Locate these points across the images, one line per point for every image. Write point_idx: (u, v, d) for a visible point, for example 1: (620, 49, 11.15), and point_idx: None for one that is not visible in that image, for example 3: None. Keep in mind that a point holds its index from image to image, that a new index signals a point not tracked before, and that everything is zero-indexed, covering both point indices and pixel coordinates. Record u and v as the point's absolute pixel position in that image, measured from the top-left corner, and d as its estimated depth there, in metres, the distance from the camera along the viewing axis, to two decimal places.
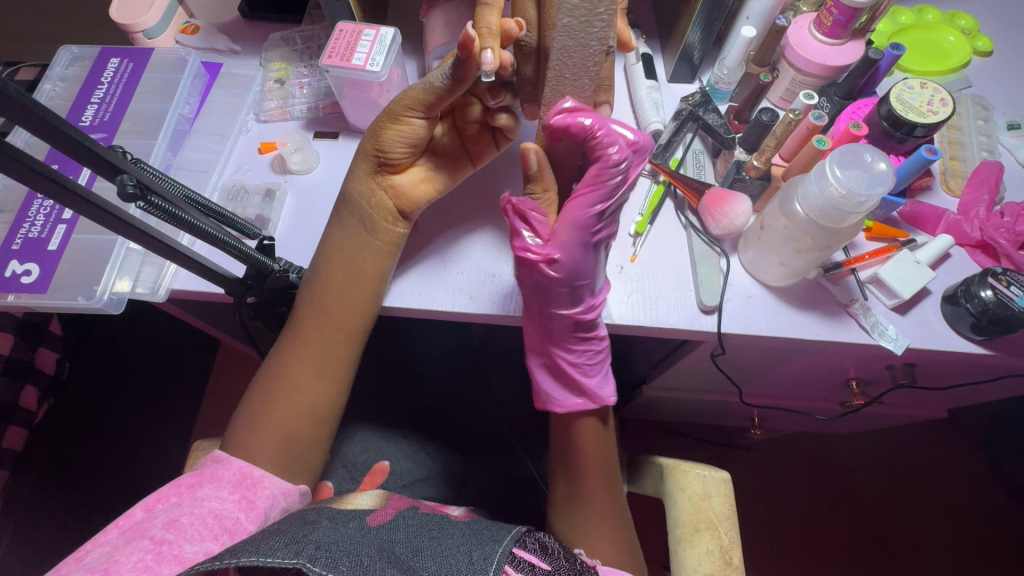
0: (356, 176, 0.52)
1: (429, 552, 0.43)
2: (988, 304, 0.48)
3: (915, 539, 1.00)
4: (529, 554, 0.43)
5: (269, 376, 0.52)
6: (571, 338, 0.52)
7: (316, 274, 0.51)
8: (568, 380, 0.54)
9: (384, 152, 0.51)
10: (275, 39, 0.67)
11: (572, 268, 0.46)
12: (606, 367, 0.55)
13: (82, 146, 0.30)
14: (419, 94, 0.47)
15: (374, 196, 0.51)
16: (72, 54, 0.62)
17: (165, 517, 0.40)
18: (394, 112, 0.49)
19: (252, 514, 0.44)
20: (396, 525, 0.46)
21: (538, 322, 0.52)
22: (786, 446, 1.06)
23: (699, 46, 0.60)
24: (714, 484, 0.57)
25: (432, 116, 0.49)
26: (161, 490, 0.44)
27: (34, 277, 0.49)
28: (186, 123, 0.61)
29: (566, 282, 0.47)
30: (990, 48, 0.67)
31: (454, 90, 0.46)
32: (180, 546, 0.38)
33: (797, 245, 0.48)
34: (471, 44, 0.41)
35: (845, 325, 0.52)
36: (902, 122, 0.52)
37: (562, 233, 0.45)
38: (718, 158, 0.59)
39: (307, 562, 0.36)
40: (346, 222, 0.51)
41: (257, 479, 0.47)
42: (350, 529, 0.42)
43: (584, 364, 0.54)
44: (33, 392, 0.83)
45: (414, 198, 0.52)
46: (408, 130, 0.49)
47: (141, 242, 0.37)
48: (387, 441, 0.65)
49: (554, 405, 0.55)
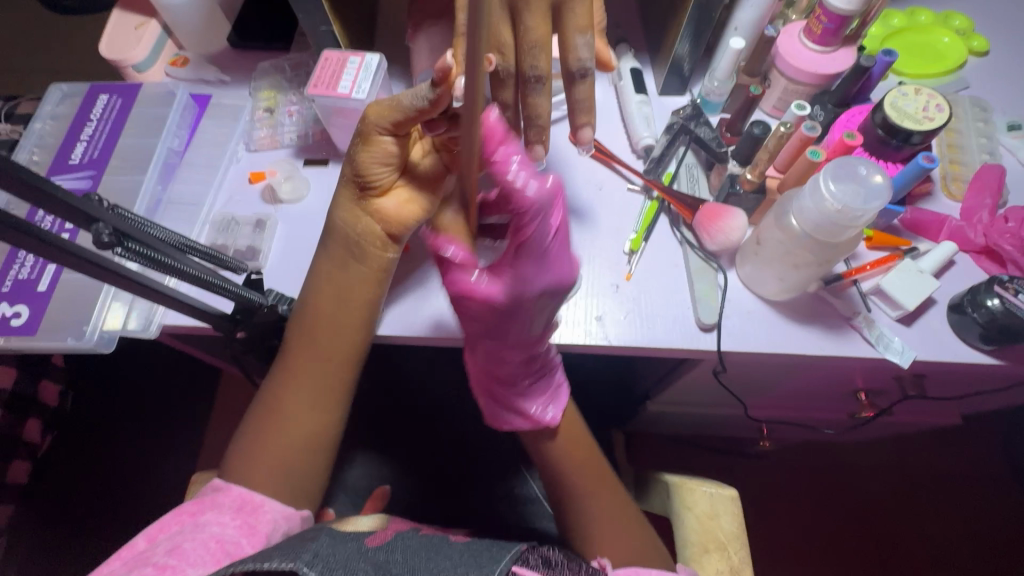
0: (340, 203, 0.51)
1: (425, 569, 0.41)
2: (996, 312, 0.46)
3: (936, 549, 0.97)
4: (530, 571, 0.42)
5: (262, 408, 0.51)
6: (515, 377, 0.49)
7: (303, 306, 0.50)
8: (508, 407, 0.51)
9: (362, 175, 0.50)
10: (265, 67, 0.67)
11: (513, 315, 0.40)
12: (552, 388, 0.52)
13: (56, 199, 0.29)
14: (386, 111, 0.47)
15: (359, 222, 0.51)
16: (62, 92, 0.63)
17: (167, 544, 0.39)
18: (365, 135, 0.49)
19: (254, 539, 0.43)
20: (395, 546, 0.45)
21: (482, 364, 0.48)
22: (798, 456, 1.04)
23: (688, 58, 0.59)
24: (722, 502, 0.56)
25: (402, 133, 0.49)
26: (164, 519, 0.43)
27: (23, 319, 0.49)
28: (175, 156, 0.61)
29: (509, 326, 0.42)
30: (986, 47, 0.66)
31: (424, 112, 0.46)
32: (183, 570, 0.37)
33: (795, 260, 0.47)
34: (445, 72, 0.41)
35: (849, 338, 0.50)
36: (898, 130, 0.51)
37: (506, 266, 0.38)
38: (711, 172, 0.58)
39: (303, 566, 0.36)
40: (332, 250, 0.51)
41: (258, 503, 0.46)
42: (347, 547, 0.41)
43: (528, 391, 0.51)
44: (37, 425, 0.84)
45: (401, 221, 0.51)
46: (381, 150, 0.49)
47: (127, 288, 0.36)
48: (389, 468, 0.65)
49: (502, 423, 0.53)
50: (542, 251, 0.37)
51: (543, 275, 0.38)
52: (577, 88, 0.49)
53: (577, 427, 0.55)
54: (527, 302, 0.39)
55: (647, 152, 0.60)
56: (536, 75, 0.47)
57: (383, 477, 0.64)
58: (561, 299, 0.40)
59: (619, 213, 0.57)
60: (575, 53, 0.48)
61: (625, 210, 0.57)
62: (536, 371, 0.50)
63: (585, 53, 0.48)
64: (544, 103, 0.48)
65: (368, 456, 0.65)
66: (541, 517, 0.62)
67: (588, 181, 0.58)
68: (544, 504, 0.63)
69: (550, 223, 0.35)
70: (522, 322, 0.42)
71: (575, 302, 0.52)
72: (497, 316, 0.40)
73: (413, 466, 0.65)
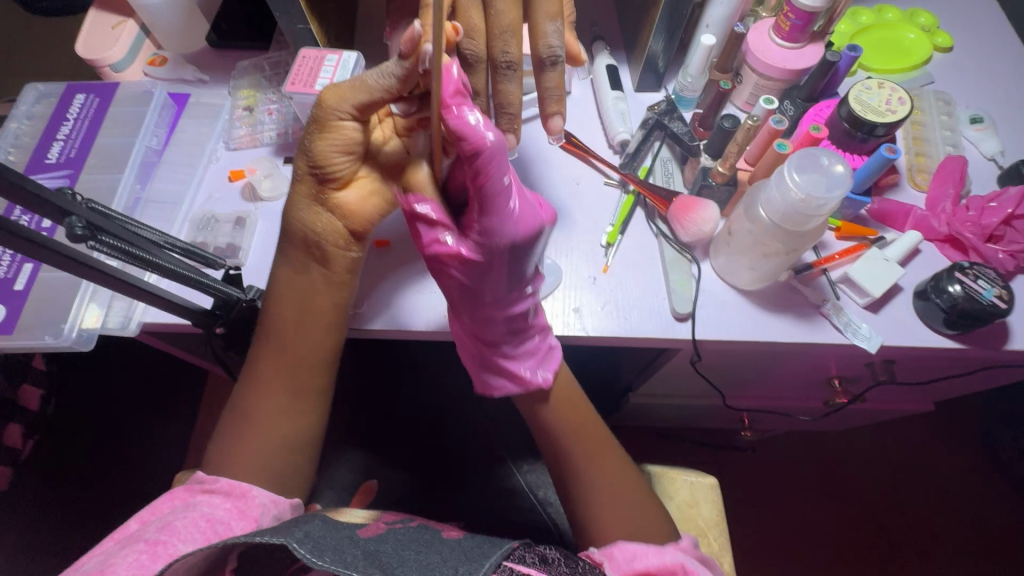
0: (296, 200, 0.50)
1: (414, 561, 0.41)
2: (957, 298, 0.48)
3: (917, 534, 0.99)
4: (527, 567, 0.42)
5: (240, 406, 0.51)
6: (502, 332, 0.48)
7: (270, 310, 0.50)
8: (500, 368, 0.50)
9: (321, 166, 0.49)
10: (244, 66, 0.67)
11: (485, 264, 0.42)
12: (545, 351, 0.51)
13: (27, 193, 0.30)
14: (346, 93, 0.47)
15: (320, 220, 0.50)
16: (38, 92, 0.62)
17: (159, 522, 0.42)
18: (322, 121, 0.48)
19: (244, 522, 0.44)
20: (386, 538, 0.45)
21: (470, 320, 0.47)
22: (782, 446, 1.06)
23: (663, 55, 0.61)
24: (701, 490, 0.59)
25: (362, 117, 0.49)
26: (155, 504, 0.45)
27: (0, 318, 0.48)
28: (155, 155, 0.61)
29: (485, 275, 0.42)
30: (950, 43, 0.68)
31: (389, 90, 0.46)
32: (174, 546, 0.39)
33: (765, 249, 0.48)
34: (415, 41, 0.43)
35: (818, 325, 0.52)
36: (863, 123, 0.52)
37: (474, 217, 0.40)
38: (686, 166, 0.59)
39: (293, 541, 0.37)
40: (290, 256, 0.50)
41: (246, 488, 0.47)
42: (339, 533, 0.42)
43: (517, 353, 0.50)
44: (17, 429, 0.84)
45: (363, 217, 0.51)
46: (341, 137, 0.49)
47: (103, 282, 0.37)
48: (373, 463, 0.65)
49: (492, 389, 0.52)
50: (495, 197, 0.38)
51: (507, 228, 0.40)
52: (547, 75, 0.50)
53: (570, 388, 0.54)
54: (494, 251, 0.41)
55: (624, 147, 0.61)
56: (506, 62, 0.48)
57: (368, 471, 0.65)
58: (530, 249, 0.41)
59: (596, 206, 0.58)
60: (545, 40, 0.49)
61: (601, 204, 0.58)
62: (526, 329, 0.49)
63: (556, 40, 0.49)
64: (515, 90, 0.49)
65: (353, 451, 0.66)
66: (527, 510, 0.62)
67: (565, 176, 0.59)
68: (530, 497, 0.63)
69: (507, 166, 0.37)
70: (497, 267, 0.42)
71: (552, 295, 0.53)
72: (471, 268, 0.42)
73: (399, 461, 0.65)
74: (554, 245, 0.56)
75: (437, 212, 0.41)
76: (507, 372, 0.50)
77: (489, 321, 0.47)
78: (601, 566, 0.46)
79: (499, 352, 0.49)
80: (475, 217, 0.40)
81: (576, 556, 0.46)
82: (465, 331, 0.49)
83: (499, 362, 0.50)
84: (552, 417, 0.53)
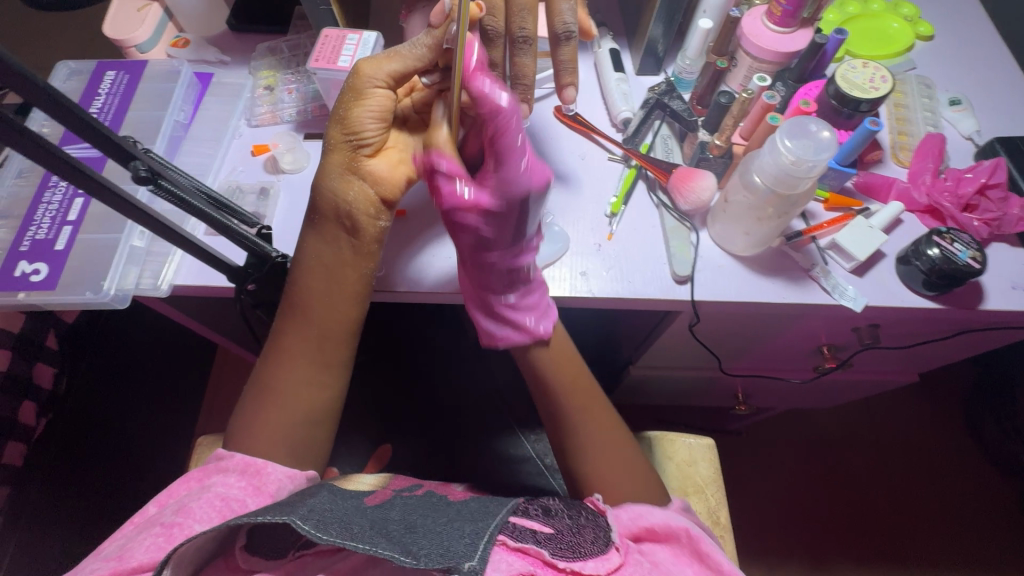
0: (330, 169, 0.52)
1: (422, 527, 0.43)
2: (935, 260, 0.52)
3: (904, 508, 1.03)
4: (532, 520, 0.45)
5: (265, 370, 0.54)
6: (505, 284, 0.51)
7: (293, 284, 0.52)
8: (503, 319, 0.53)
9: (355, 133, 0.51)
10: (263, 48, 0.70)
11: (500, 213, 0.45)
12: (545, 306, 0.54)
13: (43, 92, 0.30)
14: (381, 62, 0.50)
15: (351, 188, 0.51)
16: (69, 68, 0.66)
17: (176, 506, 0.44)
18: (358, 89, 0.51)
19: (259, 498, 0.47)
20: (393, 505, 0.46)
21: (471, 271, 0.50)
22: (773, 426, 1.10)
23: (662, 39, 0.64)
24: (700, 450, 0.63)
25: (391, 87, 0.52)
26: (172, 487, 0.48)
27: (43, 275, 0.51)
28: (181, 128, 0.64)
29: (498, 227, 0.46)
30: (932, 32, 0.72)
31: (421, 58, 0.50)
32: (190, 526, 0.42)
33: (759, 213, 0.52)
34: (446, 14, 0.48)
35: (808, 289, 0.56)
36: (849, 99, 0.56)
37: (489, 172, 0.45)
38: (684, 142, 0.63)
39: (297, 520, 0.38)
40: (320, 229, 0.52)
41: (261, 466, 0.49)
42: (346, 503, 0.44)
43: (520, 307, 0.52)
44: (32, 408, 0.86)
45: (392, 183, 0.53)
46: (373, 104, 0.51)
47: (154, 229, 0.40)
48: (388, 429, 0.68)
49: (496, 340, 0.54)
50: (512, 150, 0.43)
51: (522, 179, 0.44)
52: (562, 49, 0.54)
53: (567, 345, 0.56)
54: (512, 200, 0.44)
55: (626, 125, 0.65)
56: (523, 36, 0.52)
57: (384, 437, 0.68)
58: (541, 199, 0.45)
59: (602, 180, 0.61)
60: (560, 17, 0.54)
61: (606, 177, 0.61)
62: (529, 282, 0.52)
63: (570, 17, 0.53)
64: (530, 63, 0.54)
65: (369, 418, 0.69)
66: (536, 475, 0.65)
67: (571, 151, 0.63)
68: (536, 464, 0.66)
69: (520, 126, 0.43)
70: (510, 216, 0.46)
71: (560, 260, 0.57)
72: (486, 219, 0.46)
73: (411, 426, 0.69)
74: (562, 214, 0.59)
75: (457, 169, 0.45)
76: (514, 327, 0.53)
77: (492, 281, 0.50)
78: (605, 515, 0.49)
79: (501, 307, 0.52)
80: (493, 170, 0.45)
81: (579, 505, 0.49)
82: (473, 288, 0.52)
83: (503, 315, 0.52)
84: (553, 341, 0.55)
